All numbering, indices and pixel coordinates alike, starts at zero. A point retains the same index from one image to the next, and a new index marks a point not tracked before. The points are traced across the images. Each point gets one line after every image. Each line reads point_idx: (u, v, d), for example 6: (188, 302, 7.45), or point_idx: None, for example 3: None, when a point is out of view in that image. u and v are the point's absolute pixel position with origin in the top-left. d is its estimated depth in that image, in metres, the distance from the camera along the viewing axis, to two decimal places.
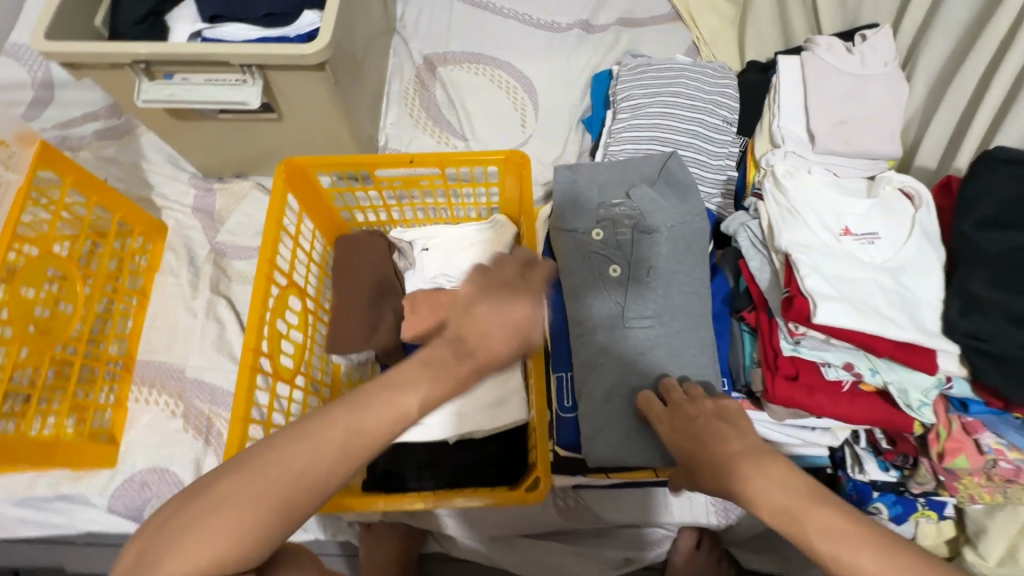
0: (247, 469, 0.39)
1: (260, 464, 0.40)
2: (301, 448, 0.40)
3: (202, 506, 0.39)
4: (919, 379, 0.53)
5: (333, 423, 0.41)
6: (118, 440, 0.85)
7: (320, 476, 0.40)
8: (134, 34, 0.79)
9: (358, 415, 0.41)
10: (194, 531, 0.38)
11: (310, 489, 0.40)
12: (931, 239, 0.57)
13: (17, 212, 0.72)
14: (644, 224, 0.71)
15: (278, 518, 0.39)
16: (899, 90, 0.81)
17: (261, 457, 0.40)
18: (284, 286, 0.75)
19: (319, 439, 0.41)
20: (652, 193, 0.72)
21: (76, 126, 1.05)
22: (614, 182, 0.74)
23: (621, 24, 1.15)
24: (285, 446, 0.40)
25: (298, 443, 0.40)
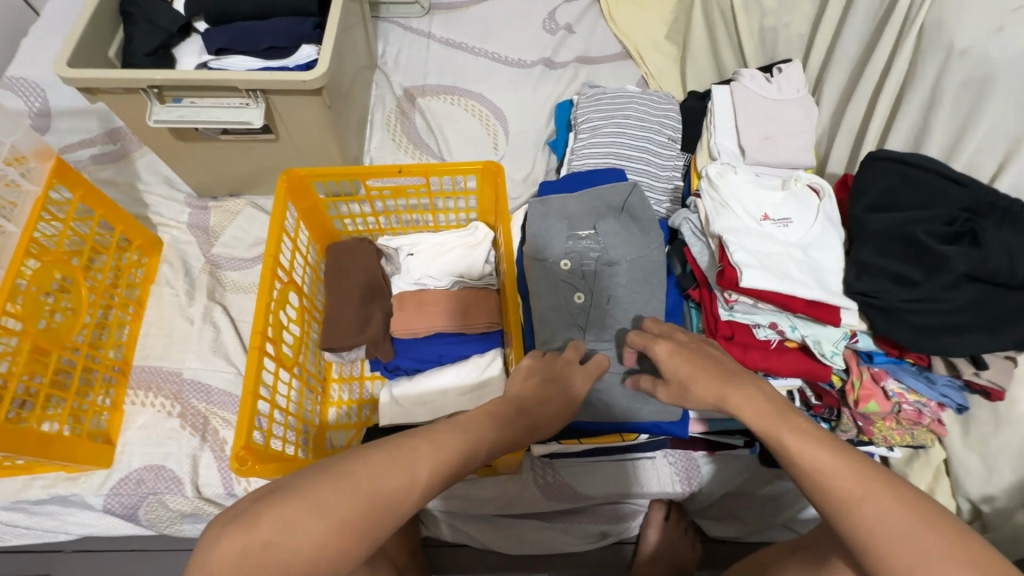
0: (342, 475, 0.43)
1: (356, 475, 0.44)
2: (399, 472, 0.45)
3: (303, 505, 0.41)
4: (829, 333, 0.69)
5: (423, 456, 0.47)
6: (114, 442, 0.88)
7: (405, 503, 0.45)
8: (146, 65, 0.89)
9: (440, 448, 0.48)
10: (296, 527, 0.40)
11: (398, 509, 0.44)
12: (831, 221, 0.72)
13: (33, 220, 0.77)
14: (606, 257, 0.84)
15: (371, 528, 0.42)
16: (810, 110, 0.96)
17: (362, 473, 0.44)
18: (285, 283, 0.82)
19: (410, 466, 0.46)
20: (615, 227, 0.84)
21: (74, 151, 1.11)
22: (585, 213, 0.85)
23: (579, 61, 1.31)
24: (383, 467, 0.45)
25: (395, 465, 0.45)
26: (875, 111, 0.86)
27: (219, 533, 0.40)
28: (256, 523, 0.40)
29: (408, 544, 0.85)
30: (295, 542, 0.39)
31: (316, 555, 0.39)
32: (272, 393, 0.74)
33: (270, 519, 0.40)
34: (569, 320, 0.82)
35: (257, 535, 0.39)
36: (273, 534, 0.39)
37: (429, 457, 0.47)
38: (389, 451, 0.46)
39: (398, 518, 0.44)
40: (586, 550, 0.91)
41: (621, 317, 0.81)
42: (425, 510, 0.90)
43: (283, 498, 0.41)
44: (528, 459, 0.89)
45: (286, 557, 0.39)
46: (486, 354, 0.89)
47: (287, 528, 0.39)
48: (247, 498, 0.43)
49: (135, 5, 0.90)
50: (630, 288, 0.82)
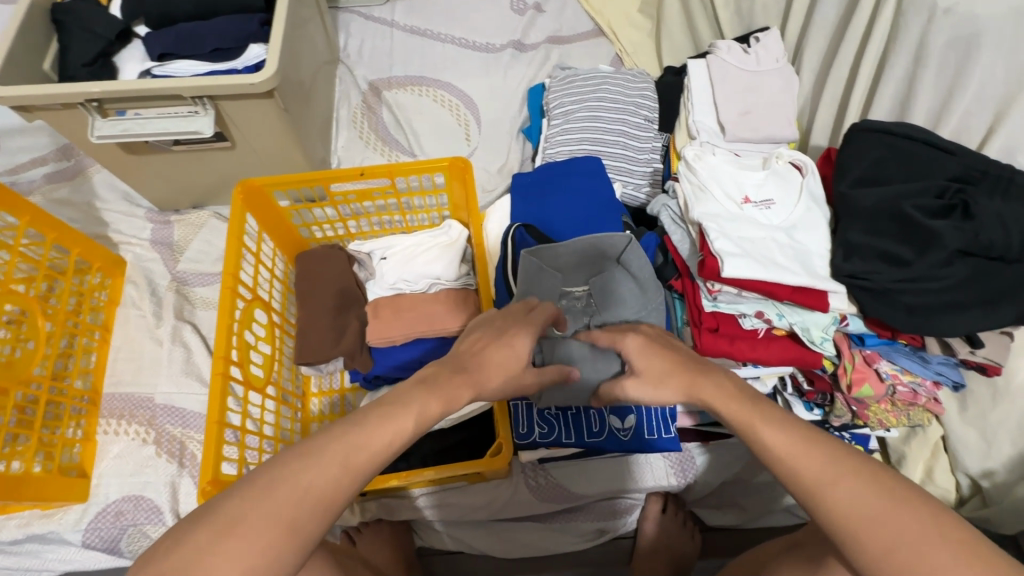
0: (262, 488, 0.40)
1: (272, 482, 0.41)
2: (310, 463, 0.42)
3: (211, 533, 0.39)
4: (818, 318, 0.67)
5: (336, 438, 0.43)
6: (89, 474, 0.84)
7: (328, 490, 0.42)
8: (84, 76, 0.83)
9: (361, 431, 0.44)
10: (209, 552, 0.38)
11: (318, 498, 0.41)
12: (816, 200, 0.69)
13: None
14: (601, 319, 0.76)
15: (293, 525, 0.40)
16: (791, 80, 0.92)
17: (272, 478, 0.41)
18: (249, 300, 0.79)
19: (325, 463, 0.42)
20: (613, 286, 0.76)
21: (25, 171, 1.05)
22: (576, 266, 0.78)
23: (550, 42, 1.26)
24: (300, 465, 0.42)
25: (309, 466, 0.42)
26: (856, 78, 0.82)
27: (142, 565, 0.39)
28: (167, 558, 0.38)
29: (400, 556, 0.83)
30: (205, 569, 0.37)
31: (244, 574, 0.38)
32: (242, 417, 0.71)
33: (180, 552, 0.38)
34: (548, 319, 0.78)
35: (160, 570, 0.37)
36: (184, 563, 0.38)
37: (346, 444, 0.43)
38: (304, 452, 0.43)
39: (322, 506, 0.41)
40: (584, 549, 0.89)
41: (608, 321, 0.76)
42: (416, 521, 0.87)
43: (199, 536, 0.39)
44: (518, 462, 0.87)
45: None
46: None
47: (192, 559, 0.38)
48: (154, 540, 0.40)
49: (66, 11, 0.84)
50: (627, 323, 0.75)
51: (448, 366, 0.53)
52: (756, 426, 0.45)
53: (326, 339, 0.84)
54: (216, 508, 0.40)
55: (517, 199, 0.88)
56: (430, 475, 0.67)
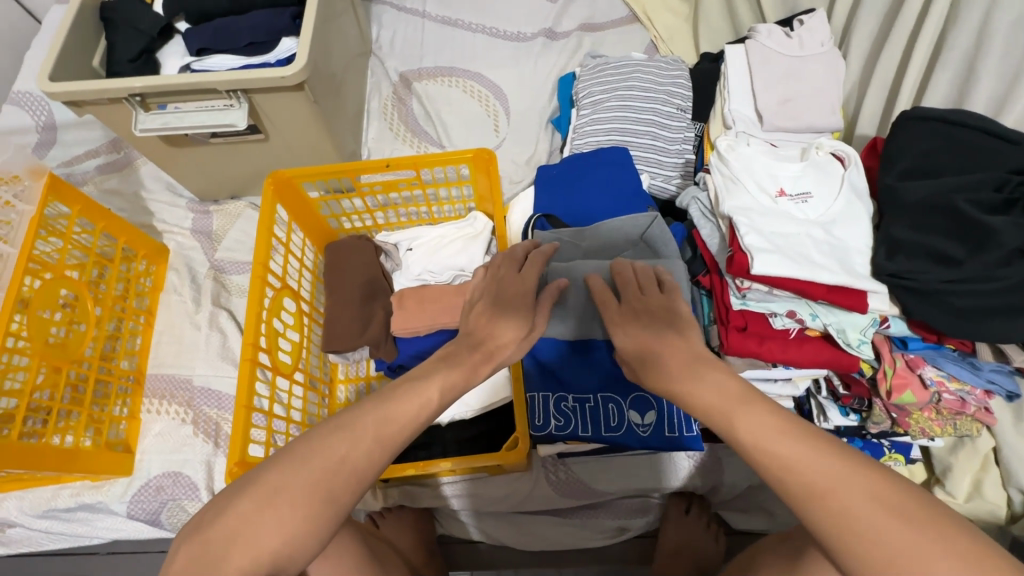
0: (299, 459, 0.45)
1: (310, 454, 0.45)
2: (342, 439, 0.46)
3: (254, 502, 0.43)
4: (856, 320, 0.63)
5: (366, 412, 0.47)
6: (133, 450, 0.90)
7: (360, 465, 0.45)
8: (129, 71, 0.87)
9: (386, 406, 0.48)
10: (253, 520, 0.42)
11: (347, 467, 0.45)
12: (858, 193, 0.65)
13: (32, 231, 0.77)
14: None
15: (325, 493, 0.44)
16: (837, 65, 0.86)
17: (308, 453, 0.45)
18: (278, 288, 0.81)
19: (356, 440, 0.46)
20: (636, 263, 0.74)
21: (79, 163, 1.11)
22: (599, 250, 0.77)
23: (583, 29, 1.23)
24: (332, 442, 0.46)
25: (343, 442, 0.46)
26: (910, 62, 0.76)
27: (190, 531, 0.44)
28: (216, 521, 0.43)
29: (421, 543, 0.85)
30: (248, 534, 0.42)
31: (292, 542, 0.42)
32: (270, 402, 0.74)
33: (225, 520, 0.43)
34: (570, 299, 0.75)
35: (210, 535, 0.42)
36: (231, 527, 0.42)
37: (374, 418, 0.47)
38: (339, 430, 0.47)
39: (352, 478, 0.45)
40: (605, 546, 0.88)
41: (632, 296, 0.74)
42: (438, 509, 0.88)
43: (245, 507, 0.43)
44: (539, 456, 0.86)
45: (243, 551, 0.41)
46: None
47: (240, 524, 0.42)
48: (204, 507, 0.45)
49: (113, 9, 0.88)
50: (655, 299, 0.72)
51: (464, 343, 0.58)
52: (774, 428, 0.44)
53: (353, 324, 0.85)
54: (261, 476, 0.44)
55: (541, 190, 0.86)
56: (447, 467, 0.67)
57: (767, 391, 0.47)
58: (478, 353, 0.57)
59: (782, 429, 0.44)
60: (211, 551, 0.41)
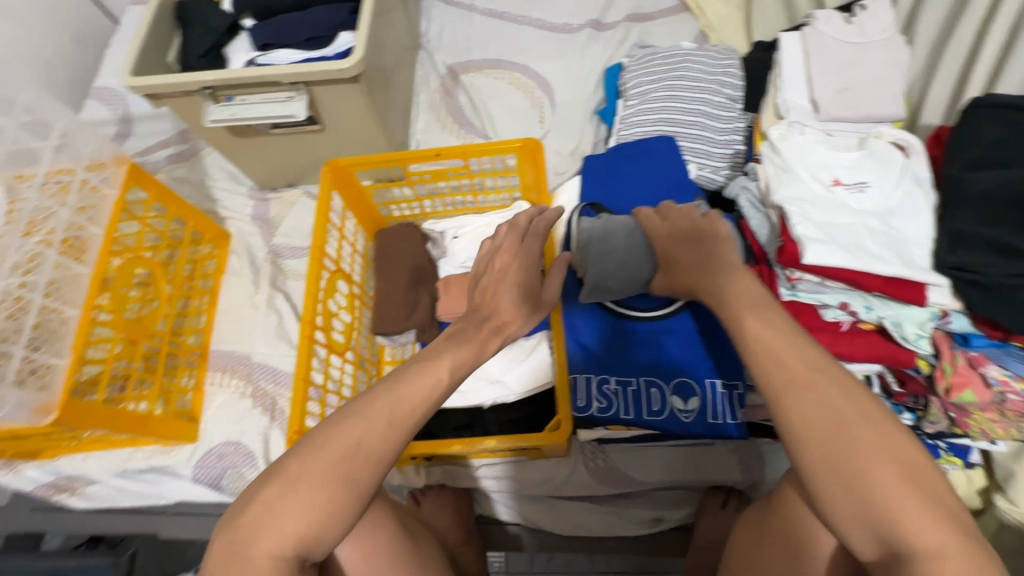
0: (316, 444, 0.47)
1: (323, 441, 0.47)
2: (355, 423, 0.48)
3: (278, 487, 0.46)
4: (914, 313, 0.61)
5: (377, 396, 0.49)
6: (198, 419, 0.96)
7: (376, 445, 0.48)
8: (200, 66, 0.93)
9: (397, 388, 0.50)
10: (278, 504, 0.45)
11: (364, 450, 0.47)
12: (920, 184, 0.63)
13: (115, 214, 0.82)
14: None
15: (347, 475, 0.46)
16: (900, 52, 0.83)
17: (327, 438, 0.47)
18: (333, 271, 0.85)
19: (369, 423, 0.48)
20: None
21: (152, 153, 1.20)
22: None
23: (630, 20, 1.22)
24: (342, 429, 0.48)
25: (354, 426, 0.48)
26: (981, 47, 0.72)
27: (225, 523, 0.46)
28: (243, 512, 0.46)
29: (460, 520, 0.88)
30: (275, 519, 0.45)
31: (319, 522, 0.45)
32: (324, 377, 0.78)
33: (253, 508, 0.46)
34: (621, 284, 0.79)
35: (238, 522, 0.45)
36: (257, 515, 0.45)
37: (387, 401, 0.49)
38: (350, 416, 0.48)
39: (371, 458, 0.47)
40: (639, 536, 0.89)
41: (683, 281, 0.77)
42: (476, 490, 0.91)
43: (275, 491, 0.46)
44: (577, 442, 0.88)
45: (273, 535, 0.45)
46: (531, 337, 0.83)
47: (265, 510, 0.45)
48: (237, 497, 0.49)
49: (187, 8, 0.94)
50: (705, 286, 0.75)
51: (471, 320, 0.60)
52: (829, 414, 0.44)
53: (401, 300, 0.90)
54: (282, 464, 0.47)
55: (585, 181, 0.88)
56: (491, 445, 0.69)
57: (818, 381, 0.46)
58: (485, 329, 0.59)
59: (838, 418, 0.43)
60: (241, 538, 0.45)
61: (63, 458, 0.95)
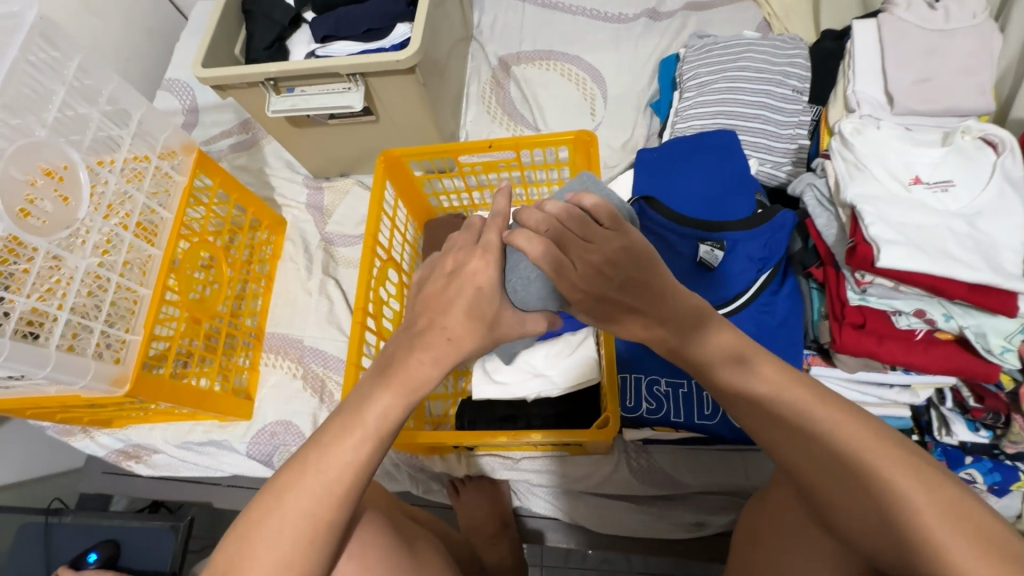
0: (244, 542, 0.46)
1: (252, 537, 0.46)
2: (277, 511, 0.46)
3: None
4: (1000, 324, 0.57)
5: (300, 474, 0.47)
6: (253, 397, 1.01)
7: (309, 525, 0.46)
8: (264, 58, 0.96)
9: (317, 458, 0.48)
10: None
11: (296, 534, 0.46)
12: (1011, 183, 0.58)
13: (186, 195, 0.88)
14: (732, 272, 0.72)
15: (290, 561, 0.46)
16: (990, 40, 0.77)
17: (254, 535, 0.46)
18: (384, 260, 0.87)
19: (291, 510, 0.46)
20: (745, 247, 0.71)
21: (216, 142, 1.25)
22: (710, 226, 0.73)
23: (689, 8, 1.18)
24: (268, 520, 0.46)
25: (275, 516, 0.46)
26: None
27: None
28: None
29: (499, 512, 0.88)
30: None
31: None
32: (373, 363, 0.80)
33: None
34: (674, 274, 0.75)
35: None
36: None
37: (311, 475, 0.47)
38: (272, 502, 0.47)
39: (310, 543, 0.46)
40: (675, 540, 0.86)
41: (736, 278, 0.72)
42: (516, 482, 0.91)
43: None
44: (622, 441, 0.86)
45: None
46: (578, 332, 0.83)
47: None
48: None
49: (253, 3, 0.98)
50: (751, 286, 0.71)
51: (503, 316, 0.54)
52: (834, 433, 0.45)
53: None
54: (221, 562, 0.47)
55: (638, 174, 0.85)
56: (533, 439, 0.69)
57: None
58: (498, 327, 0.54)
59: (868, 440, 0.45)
60: None
61: (132, 426, 1.02)
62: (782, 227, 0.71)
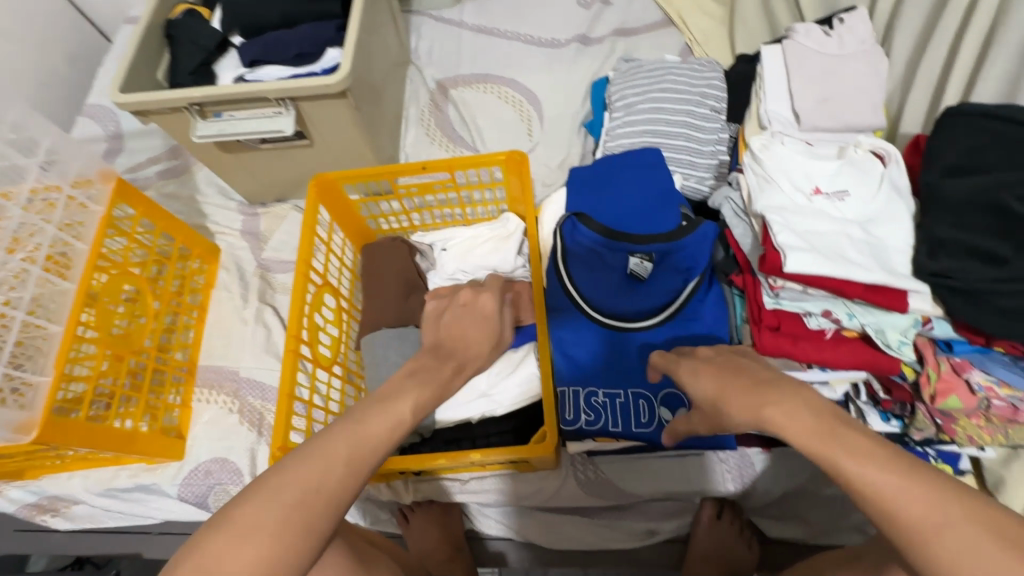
0: (241, 503, 0.46)
1: (255, 499, 0.46)
2: (289, 474, 0.47)
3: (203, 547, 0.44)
4: (896, 320, 0.63)
5: (335, 439, 0.51)
6: (185, 436, 0.95)
7: (306, 489, 0.47)
8: (189, 83, 0.94)
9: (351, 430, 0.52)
10: (212, 558, 0.43)
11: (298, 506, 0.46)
12: (897, 192, 0.65)
13: (105, 224, 0.83)
14: (668, 271, 0.79)
15: (279, 527, 0.45)
16: (879, 63, 0.84)
17: (257, 494, 0.46)
18: (320, 285, 0.85)
19: (332, 454, 0.50)
20: (673, 254, 0.78)
21: (142, 169, 1.20)
22: (642, 239, 0.78)
23: (617, 34, 1.24)
24: (275, 483, 0.47)
25: (311, 458, 0.49)
26: (956, 58, 0.74)
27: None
28: (175, 569, 0.43)
29: (450, 539, 0.86)
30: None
31: (250, 571, 0.43)
32: (311, 393, 0.78)
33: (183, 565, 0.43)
34: (609, 284, 0.80)
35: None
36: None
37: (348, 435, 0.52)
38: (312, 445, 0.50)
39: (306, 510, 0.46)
40: (635, 548, 0.88)
41: (664, 283, 0.79)
42: (468, 505, 0.89)
43: (222, 510, 0.46)
44: (568, 454, 0.86)
45: None
46: (519, 348, 0.84)
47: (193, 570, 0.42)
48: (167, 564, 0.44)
49: (177, 27, 0.95)
50: (678, 287, 0.79)
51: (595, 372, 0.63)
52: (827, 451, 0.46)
53: (389, 310, 0.88)
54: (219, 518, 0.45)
55: (571, 191, 0.87)
56: (478, 458, 0.69)
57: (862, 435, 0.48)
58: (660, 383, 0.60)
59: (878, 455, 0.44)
60: None
61: (47, 476, 0.93)
62: (706, 237, 0.77)
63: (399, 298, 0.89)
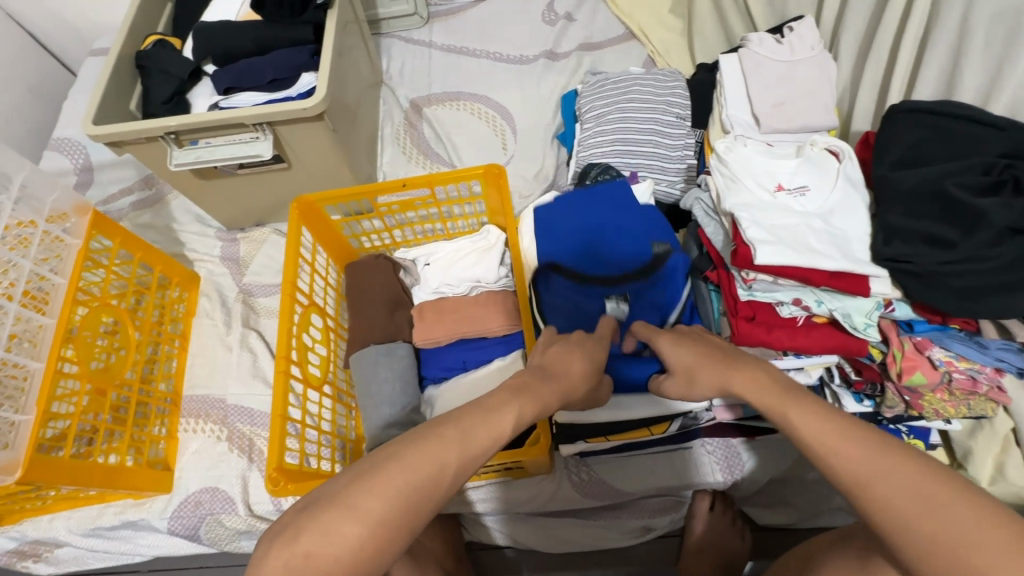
0: (369, 473, 0.45)
1: (384, 476, 0.45)
2: (415, 455, 0.46)
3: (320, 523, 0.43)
4: (861, 304, 0.67)
5: (450, 427, 0.49)
6: (172, 467, 0.93)
7: (423, 487, 0.46)
8: (163, 112, 0.94)
9: (466, 421, 0.50)
10: (338, 535, 0.42)
11: (419, 497, 0.45)
12: (853, 185, 0.69)
13: (82, 258, 0.83)
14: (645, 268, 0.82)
15: (405, 522, 0.44)
16: (828, 68, 0.90)
17: (377, 475, 0.45)
18: (306, 306, 0.85)
19: (441, 456, 0.47)
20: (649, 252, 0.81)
21: (115, 201, 1.18)
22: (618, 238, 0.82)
23: (582, 49, 1.29)
24: (410, 463, 0.46)
25: (420, 458, 0.46)
26: (897, 60, 0.80)
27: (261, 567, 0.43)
28: (298, 538, 0.42)
29: (451, 549, 0.86)
30: (335, 549, 0.42)
31: (358, 551, 0.42)
32: (302, 413, 0.78)
33: (311, 533, 0.42)
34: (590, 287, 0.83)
35: (300, 549, 0.42)
36: (314, 546, 0.42)
37: (459, 429, 0.49)
38: (428, 427, 0.49)
39: (424, 503, 0.46)
40: (630, 545, 0.90)
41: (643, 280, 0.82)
42: (464, 515, 0.90)
43: (348, 488, 0.45)
44: (560, 458, 0.87)
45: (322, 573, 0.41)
46: (508, 356, 0.86)
47: (326, 537, 0.42)
48: (283, 520, 0.45)
49: (147, 57, 0.95)
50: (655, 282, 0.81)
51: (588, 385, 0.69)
52: (802, 433, 0.49)
53: (376, 327, 0.88)
54: (345, 493, 0.44)
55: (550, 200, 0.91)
56: None
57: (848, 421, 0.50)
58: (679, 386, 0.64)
59: (864, 450, 0.46)
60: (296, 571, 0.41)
61: (26, 521, 0.90)
62: None
63: (386, 313, 0.90)
